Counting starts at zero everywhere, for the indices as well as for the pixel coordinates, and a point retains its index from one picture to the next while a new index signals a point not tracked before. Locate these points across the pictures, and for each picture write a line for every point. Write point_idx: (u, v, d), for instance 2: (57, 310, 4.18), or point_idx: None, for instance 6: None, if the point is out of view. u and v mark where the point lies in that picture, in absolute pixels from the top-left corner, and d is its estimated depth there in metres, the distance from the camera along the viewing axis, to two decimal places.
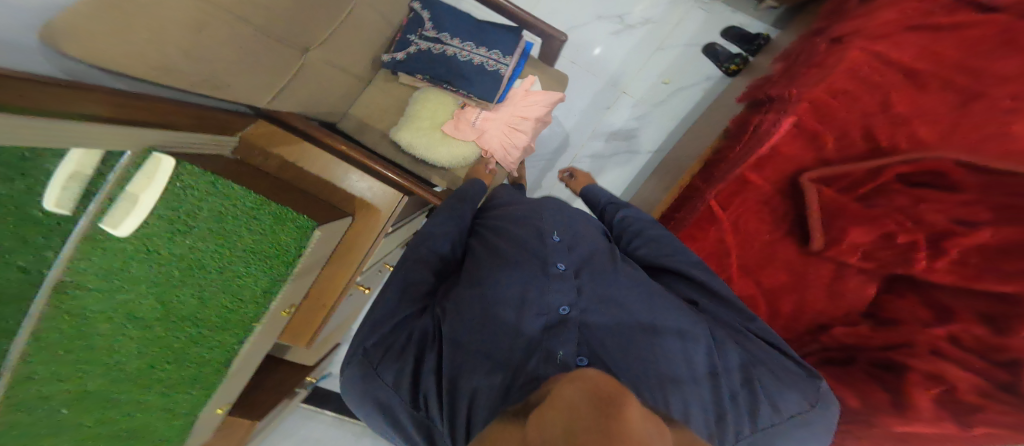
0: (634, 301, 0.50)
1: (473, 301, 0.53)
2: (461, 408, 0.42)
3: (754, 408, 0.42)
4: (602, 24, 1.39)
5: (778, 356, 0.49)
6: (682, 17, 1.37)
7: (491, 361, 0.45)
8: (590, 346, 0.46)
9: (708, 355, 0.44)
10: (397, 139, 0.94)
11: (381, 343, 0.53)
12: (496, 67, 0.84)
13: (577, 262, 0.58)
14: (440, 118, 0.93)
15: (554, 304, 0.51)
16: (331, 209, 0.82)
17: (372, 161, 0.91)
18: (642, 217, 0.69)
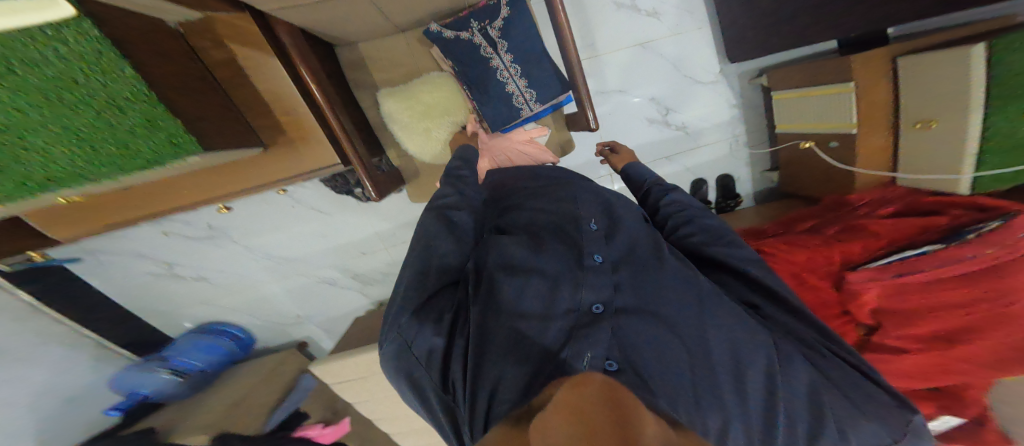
0: (675, 303, 0.42)
1: (503, 286, 0.45)
2: (483, 402, 0.34)
3: (829, 438, 0.33)
4: (681, 81, 1.27)
5: (862, 383, 0.41)
6: (711, 143, 1.36)
7: (513, 346, 0.38)
8: (627, 347, 0.37)
9: (770, 372, 0.36)
10: (383, 104, 0.87)
11: (415, 317, 0.48)
12: (520, 106, 0.85)
13: (615, 253, 0.49)
14: (435, 113, 0.88)
15: (586, 301, 0.42)
16: (242, 137, 0.72)
17: (332, 114, 0.72)
18: (693, 206, 0.63)
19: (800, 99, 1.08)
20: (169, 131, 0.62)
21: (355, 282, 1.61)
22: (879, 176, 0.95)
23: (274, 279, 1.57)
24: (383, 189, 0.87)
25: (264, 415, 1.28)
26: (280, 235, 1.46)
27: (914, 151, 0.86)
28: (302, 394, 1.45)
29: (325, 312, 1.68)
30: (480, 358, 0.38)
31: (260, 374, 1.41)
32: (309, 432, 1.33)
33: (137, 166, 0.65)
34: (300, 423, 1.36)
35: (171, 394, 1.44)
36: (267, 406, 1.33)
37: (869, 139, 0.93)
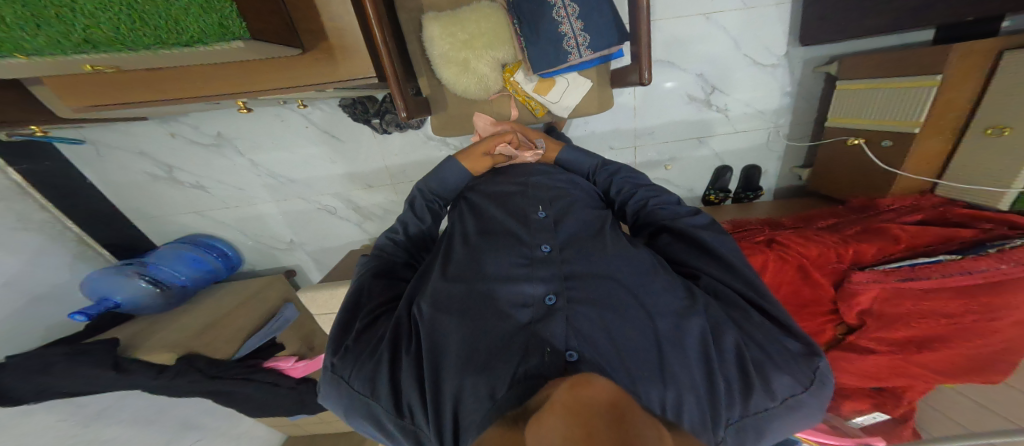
0: (613, 290, 0.53)
1: (451, 294, 0.54)
2: (446, 414, 0.43)
3: (745, 395, 0.44)
4: (748, 52, 1.22)
5: (772, 329, 0.50)
6: (751, 131, 1.36)
7: (460, 362, 0.45)
8: (576, 337, 0.46)
9: (701, 335, 0.47)
10: (426, 27, 0.79)
11: (354, 351, 0.52)
12: (569, 51, 0.76)
13: (561, 240, 0.61)
14: (478, 43, 0.81)
15: (539, 296, 0.52)
16: (289, 35, 0.60)
17: (377, 22, 0.64)
18: (635, 181, 0.76)
19: (865, 92, 1.04)
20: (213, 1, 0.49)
21: (354, 215, 1.59)
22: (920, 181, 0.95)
23: (273, 200, 1.54)
24: (414, 117, 0.80)
25: (236, 342, 1.24)
26: (285, 155, 1.41)
27: (967, 159, 0.85)
28: (281, 326, 1.41)
29: (318, 241, 1.68)
30: (438, 373, 0.46)
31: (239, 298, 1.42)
32: (281, 364, 1.26)
33: (175, 41, 0.53)
34: (273, 353, 1.31)
35: (146, 306, 1.35)
36: (245, 331, 1.31)
37: (926, 144, 0.89)
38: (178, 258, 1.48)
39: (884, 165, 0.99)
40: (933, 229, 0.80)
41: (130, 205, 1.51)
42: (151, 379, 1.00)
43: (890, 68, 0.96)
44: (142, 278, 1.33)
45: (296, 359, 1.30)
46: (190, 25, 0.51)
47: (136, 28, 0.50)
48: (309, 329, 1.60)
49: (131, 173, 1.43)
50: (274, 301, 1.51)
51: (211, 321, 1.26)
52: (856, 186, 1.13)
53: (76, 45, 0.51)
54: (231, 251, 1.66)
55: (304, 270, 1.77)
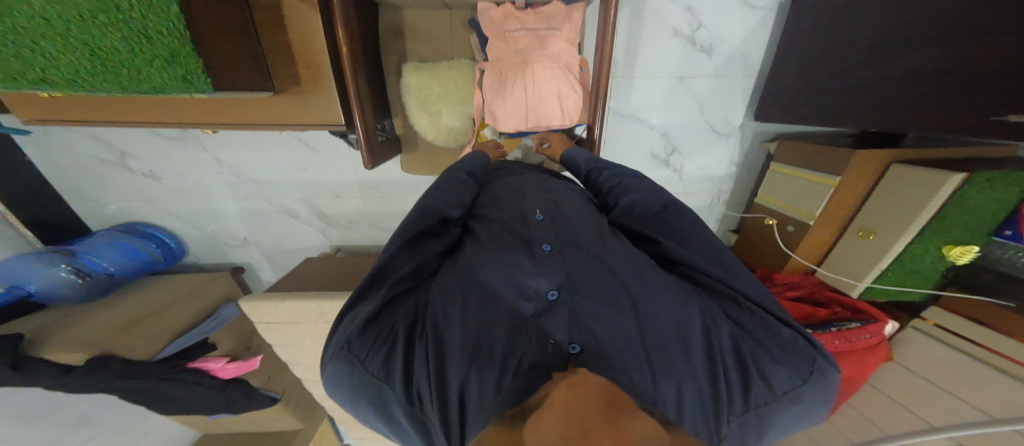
0: (617, 291, 0.55)
1: (454, 285, 0.56)
2: (456, 402, 0.45)
3: (745, 390, 0.45)
4: (706, 122, 1.35)
5: (766, 316, 0.50)
6: (696, 192, 1.52)
7: (466, 350, 0.48)
8: (577, 331, 0.52)
9: (703, 334, 0.47)
10: (404, 76, 0.83)
11: (365, 333, 0.51)
12: (535, 118, 0.80)
13: (558, 241, 0.63)
14: (453, 98, 0.85)
15: (543, 290, 0.56)
16: (253, 79, 0.68)
17: (353, 86, 0.69)
18: (621, 173, 0.75)
19: (792, 178, 1.21)
20: (185, 60, 0.57)
21: (318, 222, 1.60)
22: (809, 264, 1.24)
23: (234, 198, 1.52)
24: (378, 162, 0.84)
25: (159, 343, 1.25)
26: (252, 156, 1.40)
27: (842, 251, 1.15)
28: (217, 324, 1.45)
29: (275, 242, 1.67)
30: (442, 363, 0.48)
31: (172, 295, 1.45)
32: (209, 364, 1.30)
33: (141, 88, 0.59)
34: (201, 354, 1.31)
35: (63, 296, 1.29)
36: (173, 331, 1.33)
37: (819, 232, 1.16)
38: (111, 246, 1.42)
39: (791, 245, 1.23)
40: (802, 306, 1.16)
41: (69, 185, 1.43)
42: (53, 379, 1.01)
43: (815, 160, 1.12)
44: (64, 265, 1.27)
45: (226, 360, 1.34)
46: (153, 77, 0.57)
47: (102, 74, 0.56)
48: (250, 328, 1.60)
49: (79, 155, 1.36)
50: (213, 299, 1.53)
51: (133, 320, 1.26)
52: (764, 258, 1.38)
53: (35, 83, 0.56)
54: (174, 241, 1.61)
55: (253, 268, 1.75)
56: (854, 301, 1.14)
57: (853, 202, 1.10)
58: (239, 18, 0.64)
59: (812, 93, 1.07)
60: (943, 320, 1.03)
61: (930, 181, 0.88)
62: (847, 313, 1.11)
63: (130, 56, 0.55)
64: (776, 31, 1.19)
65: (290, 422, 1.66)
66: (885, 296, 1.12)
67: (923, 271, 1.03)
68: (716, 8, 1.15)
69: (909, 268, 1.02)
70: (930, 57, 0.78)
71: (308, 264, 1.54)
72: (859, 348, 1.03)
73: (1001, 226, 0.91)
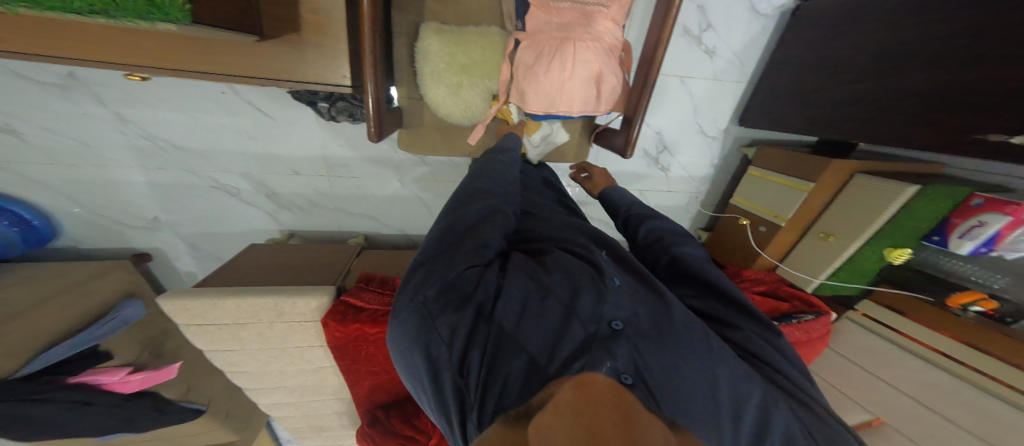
0: (689, 328, 0.47)
1: (518, 291, 0.50)
2: (499, 387, 0.39)
3: None
4: (699, 122, 1.40)
5: (829, 426, 0.42)
6: (678, 192, 1.59)
7: (529, 339, 0.44)
8: (639, 366, 0.43)
9: (757, 411, 0.41)
10: (423, 39, 0.71)
11: (440, 295, 0.48)
12: (570, 103, 0.71)
13: (627, 278, 0.57)
14: (475, 69, 0.75)
15: (609, 316, 0.48)
16: (240, 9, 0.51)
17: (368, 40, 0.57)
18: (667, 227, 0.71)
19: (768, 183, 1.33)
20: None
21: (267, 203, 1.33)
22: (773, 262, 1.39)
23: (149, 168, 1.18)
24: (384, 137, 0.71)
25: (24, 356, 0.96)
26: (178, 116, 1.09)
27: (801, 251, 1.31)
28: (113, 328, 1.15)
29: (203, 226, 1.36)
30: (500, 352, 0.43)
31: (47, 289, 1.08)
32: (102, 378, 1.07)
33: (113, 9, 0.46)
34: (91, 364, 1.07)
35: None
36: (44, 340, 1.01)
37: (786, 234, 1.30)
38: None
39: (760, 245, 1.37)
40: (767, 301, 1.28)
41: None
42: None
43: (793, 167, 1.24)
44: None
45: (127, 372, 1.12)
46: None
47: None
48: (156, 331, 1.34)
49: None
50: (107, 296, 1.20)
51: None
52: (734, 255, 1.52)
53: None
54: (41, 216, 1.20)
55: (166, 256, 1.41)
56: (807, 295, 1.30)
57: (819, 207, 1.24)
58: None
59: (800, 104, 1.14)
60: (872, 311, 1.23)
61: (890, 191, 1.03)
62: (802, 306, 1.25)
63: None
64: (771, 40, 1.25)
65: (220, 436, 1.44)
66: (831, 291, 1.31)
67: (864, 269, 1.20)
68: (727, 9, 1.17)
69: (857, 266, 1.19)
70: (901, 84, 0.88)
71: (252, 252, 1.29)
72: (813, 338, 1.18)
73: (928, 232, 1.07)
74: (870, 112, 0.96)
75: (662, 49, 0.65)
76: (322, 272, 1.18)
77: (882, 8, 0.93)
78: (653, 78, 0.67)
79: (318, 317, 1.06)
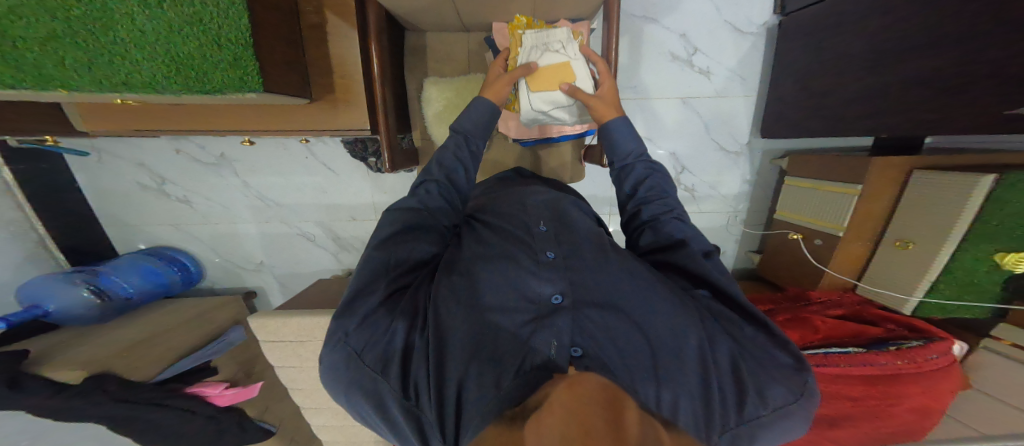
0: (625, 296, 0.54)
1: (452, 292, 0.55)
2: (449, 400, 0.44)
3: (739, 404, 0.45)
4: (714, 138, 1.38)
5: (761, 339, 0.52)
6: (710, 212, 1.50)
7: (471, 342, 0.49)
8: (580, 335, 0.49)
9: (698, 349, 0.47)
10: (425, 89, 0.95)
11: (363, 324, 0.52)
12: (556, 46, 0.83)
13: (564, 250, 0.62)
14: (466, 108, 0.95)
15: (546, 296, 0.54)
16: (298, 84, 0.75)
17: (380, 92, 0.82)
18: (665, 187, 0.70)
19: (811, 189, 1.20)
20: (242, 61, 0.62)
21: (331, 245, 1.63)
22: (848, 279, 1.16)
23: (254, 222, 1.57)
24: (397, 170, 0.89)
25: (160, 365, 1.25)
26: (277, 180, 1.48)
27: (880, 265, 1.09)
28: (219, 349, 1.44)
29: (288, 267, 1.69)
30: (441, 363, 0.47)
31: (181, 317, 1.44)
32: (207, 390, 1.28)
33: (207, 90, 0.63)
34: (200, 377, 1.30)
35: (79, 316, 1.32)
36: (180, 351, 1.34)
37: (851, 245, 1.11)
38: (132, 268, 1.49)
39: (822, 261, 1.17)
40: (848, 326, 1.05)
41: (107, 212, 1.53)
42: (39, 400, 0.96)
43: (832, 171, 1.12)
44: (86, 286, 1.33)
45: (224, 386, 1.33)
46: (214, 78, 0.61)
47: (172, 74, 0.61)
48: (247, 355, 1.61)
49: (122, 183, 1.48)
50: (218, 324, 1.53)
51: (136, 341, 1.25)
52: (797, 277, 1.30)
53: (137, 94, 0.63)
54: (194, 266, 1.65)
55: (265, 293, 1.75)
56: (909, 320, 1.03)
57: (886, 209, 1.06)
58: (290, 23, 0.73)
59: (819, 104, 1.10)
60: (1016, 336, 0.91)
61: (960, 180, 0.86)
62: (903, 331, 1.00)
63: (201, 62, 0.61)
64: (768, 54, 1.29)
65: None
66: (944, 314, 1.01)
67: (980, 283, 0.93)
68: (711, 33, 1.26)
69: (965, 280, 0.93)
70: (919, 60, 0.82)
71: (319, 285, 1.54)
72: (928, 372, 0.90)
73: None
74: (898, 94, 0.88)
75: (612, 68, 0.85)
76: None
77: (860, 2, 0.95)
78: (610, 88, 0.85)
79: None
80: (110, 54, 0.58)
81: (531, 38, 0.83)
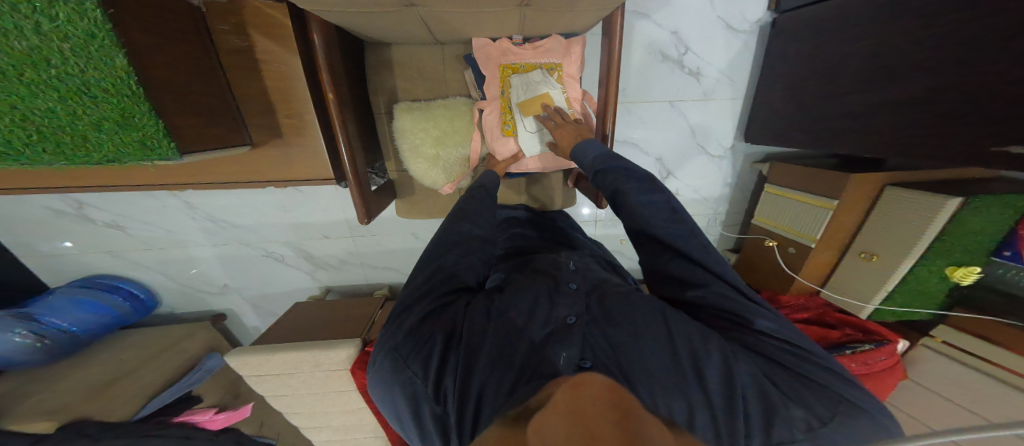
0: (639, 307, 0.50)
1: (482, 313, 0.52)
2: (470, 407, 0.41)
3: (767, 424, 0.38)
4: (701, 143, 1.37)
5: (790, 359, 0.45)
6: (694, 215, 1.52)
7: (495, 351, 0.46)
8: (594, 349, 0.47)
9: (719, 366, 0.42)
10: (398, 119, 0.83)
11: (413, 333, 0.51)
12: (546, 87, 0.81)
13: (588, 286, 0.61)
14: (445, 140, 0.85)
15: (561, 315, 0.52)
16: (231, 132, 0.72)
17: (339, 130, 0.70)
18: (631, 171, 0.65)
19: (786, 199, 1.23)
20: (152, 132, 0.58)
21: (304, 264, 1.50)
22: (812, 286, 1.24)
23: (209, 244, 1.41)
24: (371, 214, 0.80)
25: (137, 403, 1.16)
26: (230, 200, 1.31)
27: (845, 274, 1.15)
28: (199, 377, 1.34)
29: (257, 287, 1.55)
30: (469, 370, 0.45)
31: (150, 350, 1.31)
32: (197, 417, 1.27)
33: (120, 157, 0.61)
34: (187, 407, 1.27)
35: (21, 362, 1.16)
36: (152, 388, 1.23)
37: (820, 254, 1.16)
38: (68, 304, 1.25)
39: (793, 269, 1.23)
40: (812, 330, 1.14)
41: (24, 242, 1.31)
42: None
43: (811, 184, 1.14)
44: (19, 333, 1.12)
45: (214, 411, 1.32)
46: (128, 148, 0.59)
47: (83, 148, 0.59)
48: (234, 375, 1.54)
49: (32, 208, 1.25)
50: (193, 353, 1.38)
51: (99, 387, 1.14)
52: (767, 282, 1.38)
53: (54, 161, 0.62)
54: (141, 290, 1.45)
55: (235, 315, 1.61)
56: (863, 322, 1.14)
57: (854, 222, 1.10)
58: (205, 55, 0.66)
59: (801, 118, 1.10)
60: (952, 338, 1.01)
61: (929, 203, 0.90)
62: (857, 334, 1.10)
63: (105, 134, 0.57)
64: (757, 56, 1.25)
65: None
66: (893, 317, 1.11)
67: (927, 291, 1.02)
68: (701, 34, 1.20)
69: (916, 289, 1.02)
70: (905, 85, 0.83)
71: (296, 310, 1.43)
72: (877, 370, 1.00)
73: (996, 246, 0.93)
74: (879, 114, 0.89)
75: (610, 93, 0.76)
76: (353, 324, 1.28)
77: (852, 15, 0.93)
78: (609, 113, 0.78)
79: (348, 366, 1.13)
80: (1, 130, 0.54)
81: (519, 82, 0.81)
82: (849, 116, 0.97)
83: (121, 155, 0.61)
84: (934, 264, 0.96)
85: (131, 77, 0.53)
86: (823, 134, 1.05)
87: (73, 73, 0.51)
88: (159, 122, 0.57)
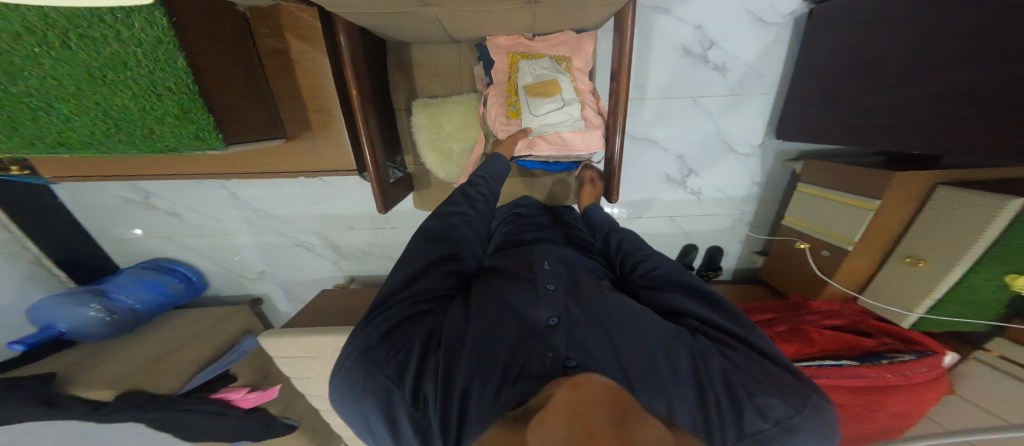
0: (616, 310, 0.50)
1: (462, 314, 0.53)
2: (452, 408, 0.43)
3: (739, 418, 0.39)
4: (726, 139, 1.31)
5: (763, 360, 0.44)
6: (717, 215, 1.46)
7: (475, 353, 0.47)
8: (574, 349, 0.47)
9: (691, 359, 0.42)
10: (415, 114, 0.88)
11: (385, 339, 0.51)
12: (557, 74, 0.80)
13: (565, 286, 0.58)
14: (460, 135, 0.89)
15: (542, 316, 0.51)
16: (267, 125, 0.79)
17: (362, 125, 0.74)
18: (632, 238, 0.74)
19: (820, 198, 1.15)
20: (202, 124, 0.65)
21: (331, 253, 1.60)
22: (848, 292, 1.15)
23: (250, 232, 1.54)
24: (388, 204, 0.84)
25: (184, 376, 1.28)
26: (267, 192, 1.43)
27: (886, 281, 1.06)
28: (237, 358, 1.45)
29: (289, 275, 1.67)
30: (450, 370, 0.46)
31: (194, 331, 1.46)
32: (232, 394, 1.34)
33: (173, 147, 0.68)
34: (223, 384, 1.35)
35: (93, 334, 1.32)
36: (198, 363, 1.36)
37: (858, 259, 1.07)
38: (135, 283, 1.44)
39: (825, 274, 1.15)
40: (844, 337, 1.03)
41: (98, 226, 1.50)
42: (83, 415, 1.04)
43: (850, 182, 1.06)
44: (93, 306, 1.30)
45: (246, 390, 1.39)
46: (180, 138, 0.65)
47: (145, 138, 0.68)
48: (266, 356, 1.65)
49: (106, 197, 1.43)
50: (231, 335, 1.53)
51: (154, 359, 1.27)
52: (797, 287, 1.29)
53: (123, 150, 0.71)
54: (193, 273, 1.63)
55: (270, 299, 1.75)
56: (902, 331, 1.04)
57: (899, 224, 1.01)
58: (248, 58, 0.73)
59: (838, 111, 1.02)
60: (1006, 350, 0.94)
61: (986, 204, 0.81)
62: (897, 344, 1.00)
63: (163, 125, 0.65)
64: (790, 48, 1.18)
65: None
66: (942, 328, 1.00)
67: (985, 302, 0.92)
68: (727, 27, 1.16)
69: (970, 299, 0.92)
70: (955, 74, 0.76)
71: (322, 296, 1.53)
72: (916, 383, 0.91)
73: None
74: (925, 106, 0.82)
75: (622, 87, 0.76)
76: None
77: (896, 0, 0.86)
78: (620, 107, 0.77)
79: None
80: (88, 119, 0.64)
81: (525, 67, 0.80)
82: (892, 109, 0.90)
83: (174, 145, 0.68)
84: (993, 271, 0.86)
85: (188, 76, 0.60)
86: (862, 128, 0.98)
87: (146, 73, 0.60)
88: (208, 115, 0.64)
